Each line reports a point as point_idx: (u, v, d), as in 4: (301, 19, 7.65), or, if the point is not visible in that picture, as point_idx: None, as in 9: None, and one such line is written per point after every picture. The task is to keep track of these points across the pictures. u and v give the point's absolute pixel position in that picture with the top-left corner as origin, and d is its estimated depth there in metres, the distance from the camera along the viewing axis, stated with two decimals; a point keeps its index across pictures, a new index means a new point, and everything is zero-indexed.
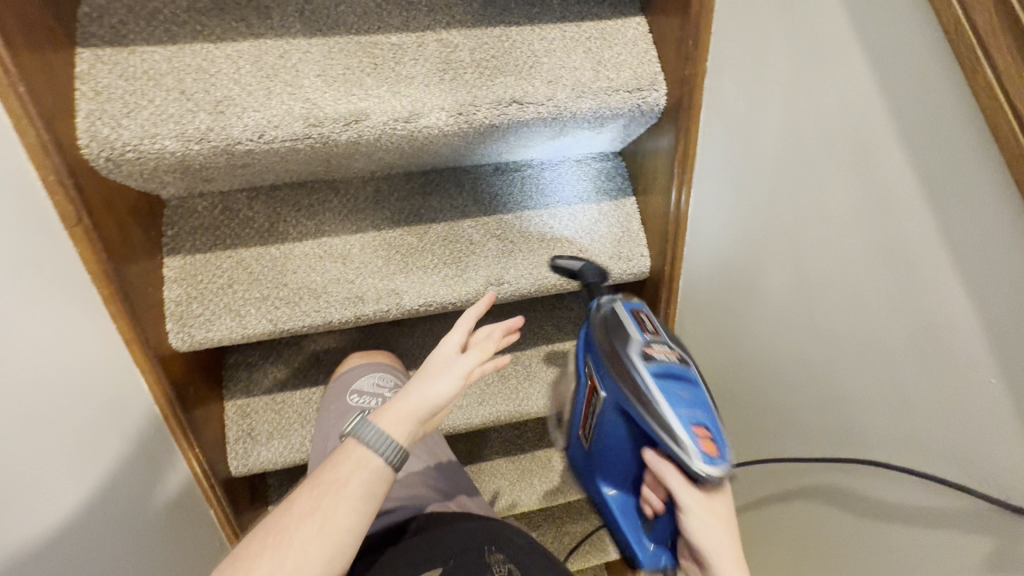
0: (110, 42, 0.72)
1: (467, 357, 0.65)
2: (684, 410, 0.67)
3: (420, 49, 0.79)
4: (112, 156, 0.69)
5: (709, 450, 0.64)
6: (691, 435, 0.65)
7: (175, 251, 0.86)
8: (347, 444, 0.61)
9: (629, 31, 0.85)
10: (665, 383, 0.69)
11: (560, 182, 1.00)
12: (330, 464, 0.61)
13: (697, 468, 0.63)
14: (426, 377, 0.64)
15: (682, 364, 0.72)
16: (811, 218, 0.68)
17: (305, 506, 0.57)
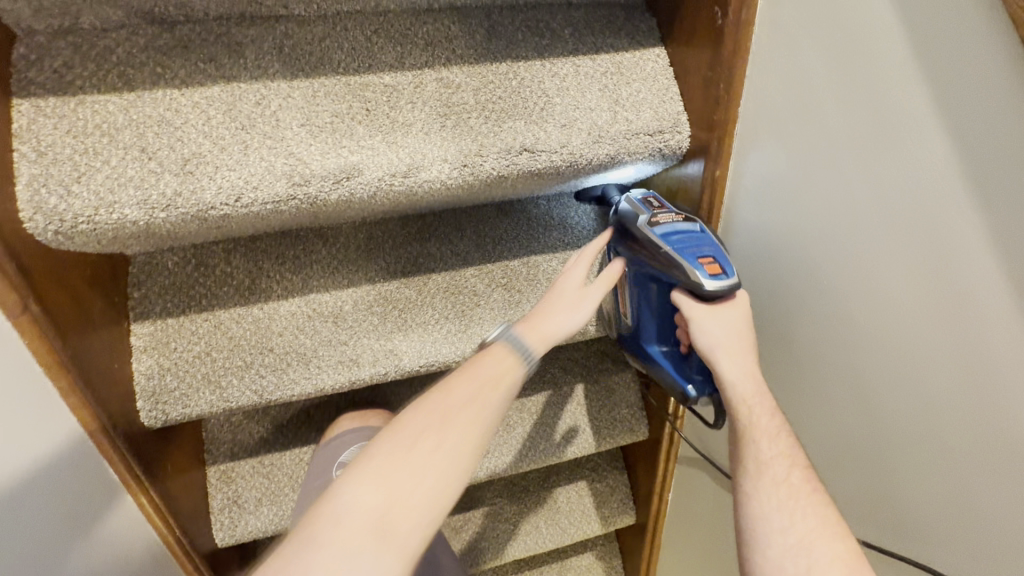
0: (53, 90, 0.61)
1: (601, 283, 0.68)
2: (684, 246, 0.65)
3: (418, 90, 0.70)
4: (62, 229, 0.59)
5: (712, 272, 0.64)
6: (693, 262, 0.64)
7: (143, 315, 0.77)
8: (484, 355, 0.61)
9: (649, 64, 0.77)
10: (669, 228, 0.67)
11: (568, 222, 0.92)
12: (471, 366, 0.60)
13: (702, 286, 0.63)
14: (565, 307, 0.66)
15: (687, 223, 0.68)
16: (829, 209, 0.63)
17: (466, 398, 0.56)
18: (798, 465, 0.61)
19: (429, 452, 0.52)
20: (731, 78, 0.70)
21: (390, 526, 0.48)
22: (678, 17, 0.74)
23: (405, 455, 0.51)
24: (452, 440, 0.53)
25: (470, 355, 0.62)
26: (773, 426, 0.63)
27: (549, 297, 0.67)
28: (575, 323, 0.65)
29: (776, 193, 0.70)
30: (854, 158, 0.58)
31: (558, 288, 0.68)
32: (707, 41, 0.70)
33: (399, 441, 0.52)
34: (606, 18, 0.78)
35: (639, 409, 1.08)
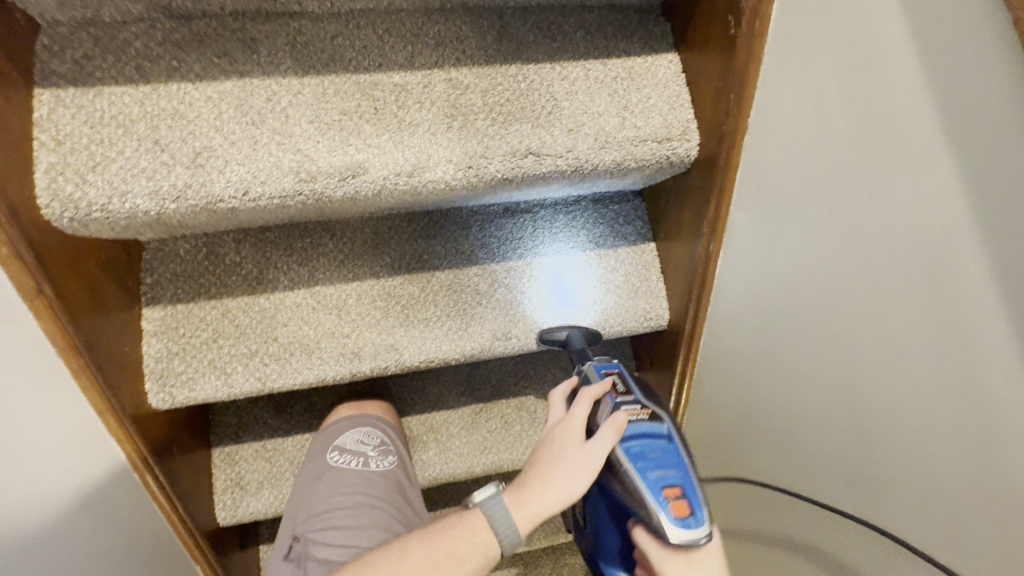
0: (74, 80, 0.63)
1: (601, 443, 0.64)
2: (649, 467, 0.63)
3: (426, 90, 0.70)
4: (77, 216, 0.61)
5: (680, 514, 0.60)
6: (660, 499, 0.61)
7: (155, 301, 0.80)
8: (467, 515, 0.64)
9: (660, 71, 0.76)
10: (635, 446, 0.65)
11: (574, 226, 0.92)
12: (450, 528, 0.64)
13: (670, 538, 0.59)
14: (565, 473, 0.62)
15: (653, 420, 0.67)
16: (831, 218, 0.62)
17: (416, 567, 0.61)
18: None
19: None
20: (742, 87, 0.69)
21: None
22: (692, 24, 0.73)
23: None
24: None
25: (462, 505, 0.67)
26: None
27: (547, 458, 0.65)
28: (580, 489, 0.62)
29: (777, 200, 0.70)
30: (855, 168, 0.58)
31: (556, 446, 0.65)
32: (721, 49, 0.69)
33: None
34: (619, 22, 0.78)
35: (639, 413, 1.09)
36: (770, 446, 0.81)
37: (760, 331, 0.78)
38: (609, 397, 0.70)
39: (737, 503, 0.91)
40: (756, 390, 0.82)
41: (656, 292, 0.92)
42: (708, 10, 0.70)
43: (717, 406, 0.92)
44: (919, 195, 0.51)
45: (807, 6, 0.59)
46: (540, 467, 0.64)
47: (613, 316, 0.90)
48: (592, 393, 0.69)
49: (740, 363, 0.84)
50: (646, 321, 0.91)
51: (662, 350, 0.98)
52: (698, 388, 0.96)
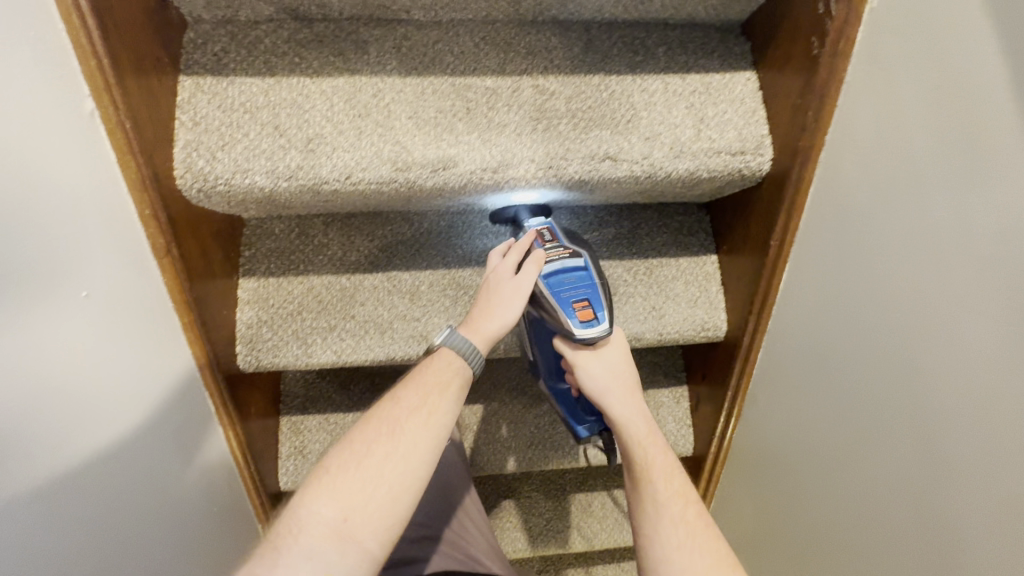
0: (211, 70, 0.72)
1: (529, 274, 0.69)
2: (561, 289, 0.69)
3: (515, 94, 0.76)
4: (205, 188, 0.69)
5: (584, 318, 0.68)
6: (569, 308, 0.68)
7: (250, 272, 0.88)
8: (438, 355, 0.67)
9: (738, 88, 0.79)
10: (551, 275, 0.70)
11: (638, 233, 0.96)
12: (426, 368, 0.67)
13: (575, 335, 0.68)
14: (502, 301, 0.69)
15: (573, 256, 0.71)
16: (904, 232, 0.63)
17: (414, 402, 0.63)
18: (690, 501, 0.68)
19: (375, 461, 0.59)
20: (821, 105, 0.70)
21: (352, 527, 0.56)
22: (773, 44, 0.76)
23: (360, 471, 0.58)
24: (409, 443, 0.60)
25: (426, 353, 0.70)
26: (667, 468, 0.70)
27: (487, 296, 0.70)
28: (516, 313, 0.69)
29: (849, 215, 0.70)
30: (935, 182, 0.58)
31: (492, 283, 0.71)
32: (801, 67, 0.71)
33: (344, 461, 0.59)
34: (700, 40, 0.81)
35: (686, 425, 1.09)
36: (824, 463, 0.80)
37: (825, 348, 0.78)
38: (537, 245, 0.73)
39: (785, 521, 0.90)
40: (814, 407, 0.81)
41: (715, 304, 0.94)
42: (790, 32, 0.73)
43: (773, 422, 0.91)
44: (1001, 210, 0.51)
45: (895, 27, 0.61)
46: (480, 303, 0.71)
47: (671, 324, 0.92)
48: (522, 244, 0.73)
49: (798, 379, 0.84)
50: (703, 330, 0.93)
51: (717, 361, 0.99)
52: (752, 402, 0.96)
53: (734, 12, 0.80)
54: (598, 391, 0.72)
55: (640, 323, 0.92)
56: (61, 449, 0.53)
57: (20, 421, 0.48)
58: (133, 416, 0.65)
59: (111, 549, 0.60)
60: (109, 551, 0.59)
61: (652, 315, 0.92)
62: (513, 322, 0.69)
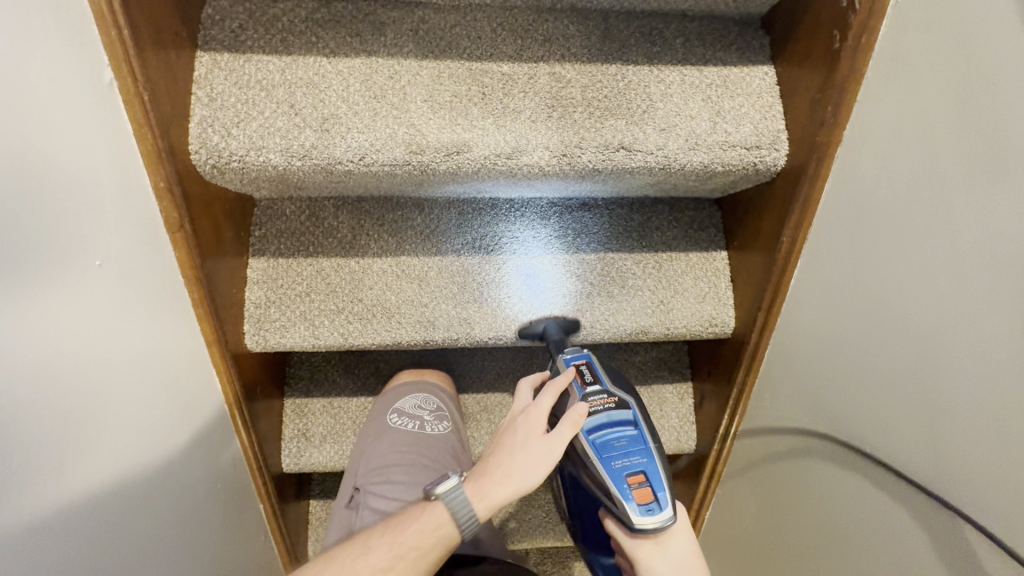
0: (228, 47, 0.72)
1: (558, 436, 0.69)
2: (613, 460, 0.71)
3: (531, 81, 0.76)
4: (219, 163, 0.69)
5: (643, 501, 0.68)
6: (624, 487, 0.69)
7: (260, 253, 0.88)
8: (429, 509, 0.70)
9: (755, 81, 0.79)
10: (600, 438, 0.72)
11: (648, 226, 0.96)
12: (413, 521, 0.70)
13: (632, 522, 0.67)
14: (526, 461, 0.68)
15: (620, 409, 0.74)
16: (923, 229, 0.62)
17: (381, 561, 0.66)
18: None
19: None
20: (841, 100, 0.70)
21: None
22: (793, 37, 0.76)
23: None
24: None
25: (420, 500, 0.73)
26: None
27: (510, 451, 0.69)
28: (535, 480, 0.68)
29: (866, 211, 0.70)
30: (957, 179, 0.58)
31: (519, 433, 0.71)
32: (821, 61, 0.71)
33: None
34: (719, 33, 0.81)
35: (690, 422, 1.09)
36: (831, 461, 0.80)
37: (836, 346, 0.78)
38: (578, 388, 0.76)
39: (788, 519, 0.90)
40: (821, 405, 0.81)
41: (724, 300, 0.93)
42: (811, 27, 0.72)
43: (778, 419, 0.91)
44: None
45: (920, 22, 0.60)
46: (501, 451, 0.70)
47: (679, 318, 0.92)
48: (559, 384, 0.75)
49: (806, 376, 0.84)
50: (710, 326, 0.93)
51: (724, 358, 0.98)
52: (758, 400, 0.95)
53: (754, 5, 0.79)
54: None
55: (647, 317, 0.92)
56: (67, 418, 0.53)
57: (30, 387, 0.49)
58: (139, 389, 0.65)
59: (115, 520, 0.60)
60: (114, 521, 0.59)
61: (660, 309, 0.92)
62: (530, 488, 0.68)
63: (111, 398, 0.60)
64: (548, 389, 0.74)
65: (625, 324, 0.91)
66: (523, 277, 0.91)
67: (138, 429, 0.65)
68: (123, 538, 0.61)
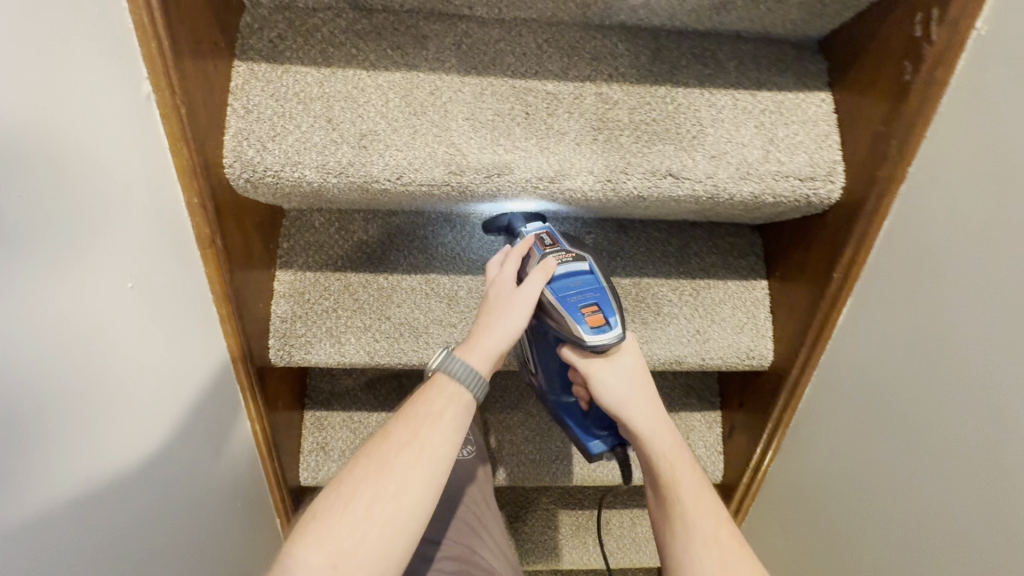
0: (266, 57, 0.70)
1: (531, 281, 0.65)
2: (567, 295, 0.65)
3: (577, 101, 0.73)
4: (253, 178, 0.67)
5: (596, 323, 0.65)
6: (578, 314, 0.65)
7: (287, 265, 0.86)
8: (434, 382, 0.62)
9: (812, 109, 0.75)
10: (556, 281, 0.66)
11: (686, 251, 0.92)
12: (419, 398, 0.61)
13: (585, 341, 0.64)
14: (503, 311, 0.64)
15: (578, 261, 0.68)
16: (990, 279, 0.59)
17: (404, 438, 0.58)
18: (729, 532, 0.65)
19: (361, 506, 0.55)
20: (908, 135, 0.66)
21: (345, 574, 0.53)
22: (855, 65, 0.72)
23: (348, 518, 0.54)
24: (400, 480, 0.56)
25: (421, 384, 0.64)
26: (732, 541, 0.64)
27: (489, 311, 0.65)
28: (519, 322, 0.64)
29: (927, 253, 0.66)
30: None
31: (491, 294, 0.66)
32: (888, 93, 0.67)
33: (332, 504, 0.56)
34: (774, 56, 0.77)
35: (717, 452, 1.06)
36: (868, 510, 0.76)
37: (882, 390, 0.74)
38: (538, 250, 0.69)
39: (819, 564, 0.86)
40: (863, 451, 0.77)
41: (762, 331, 0.90)
42: (878, 55, 0.68)
43: (815, 460, 0.87)
44: None
45: (1003, 58, 0.56)
46: (480, 318, 0.65)
47: (715, 349, 0.89)
48: (519, 245, 0.70)
49: (848, 419, 0.80)
50: (747, 358, 0.89)
51: (760, 391, 0.95)
52: (793, 437, 0.92)
53: (813, 28, 0.75)
54: (616, 403, 0.68)
55: (682, 346, 0.88)
56: (95, 449, 0.52)
57: (57, 416, 0.47)
58: (164, 409, 0.63)
59: (133, 547, 0.58)
60: (132, 548, 0.58)
61: (696, 339, 0.88)
62: (519, 332, 0.64)
63: (139, 423, 0.59)
64: (511, 253, 0.69)
65: (660, 353, 0.88)
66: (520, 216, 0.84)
67: (160, 450, 0.63)
68: (139, 564, 0.59)
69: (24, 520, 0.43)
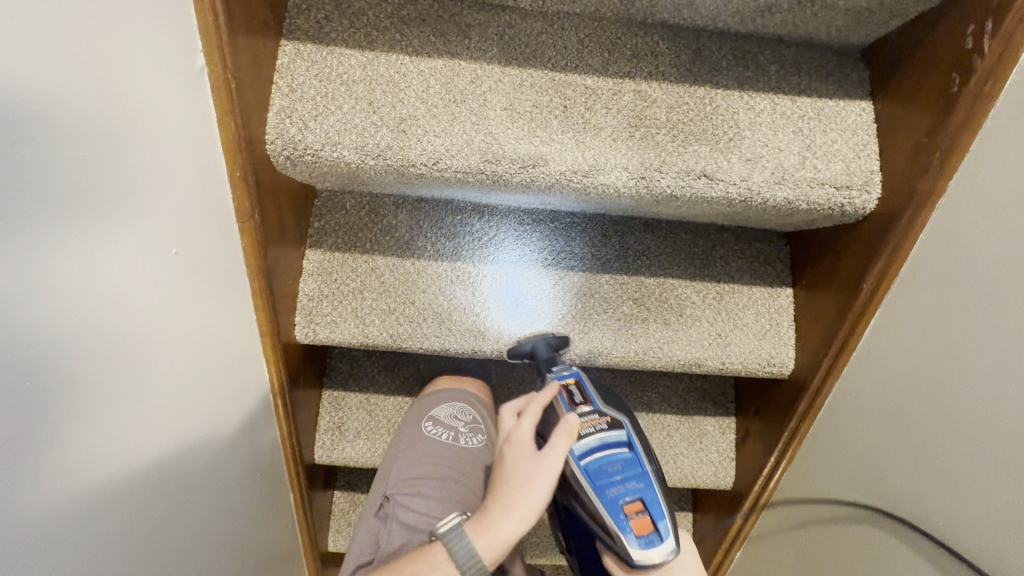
0: (312, 38, 0.71)
1: (552, 451, 0.63)
2: (609, 490, 0.65)
3: (615, 97, 0.73)
4: (292, 155, 0.68)
5: (642, 532, 0.64)
6: (622, 519, 0.64)
7: (317, 245, 0.87)
8: (436, 544, 0.69)
9: (851, 117, 0.75)
10: (593, 464, 0.66)
11: (712, 255, 0.92)
12: (419, 556, 0.69)
13: (632, 556, 0.63)
14: (522, 486, 0.63)
15: (613, 429, 0.69)
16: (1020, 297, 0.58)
17: None
18: None
19: None
20: (950, 148, 0.65)
21: None
22: (900, 74, 0.71)
23: None
24: None
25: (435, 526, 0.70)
26: None
27: (507, 484, 0.64)
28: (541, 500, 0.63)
29: (962, 269, 0.65)
30: None
31: (509, 459, 0.66)
32: (932, 104, 0.66)
33: None
34: (816, 62, 0.77)
35: (729, 458, 1.06)
36: (881, 524, 0.76)
37: (905, 404, 0.73)
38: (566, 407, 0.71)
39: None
40: (878, 465, 0.77)
41: (785, 340, 0.89)
42: (926, 65, 0.68)
43: (831, 471, 0.87)
44: None
45: None
46: (499, 490, 0.65)
47: (736, 354, 0.88)
48: (542, 400, 0.70)
49: (868, 433, 0.79)
50: (767, 365, 0.89)
51: (778, 399, 0.94)
52: (810, 447, 0.91)
53: (858, 36, 0.75)
54: None
55: (703, 349, 0.88)
56: (131, 407, 0.53)
57: (99, 371, 0.48)
58: (194, 377, 0.65)
59: (160, 507, 0.60)
60: (157, 508, 0.59)
61: (718, 343, 0.88)
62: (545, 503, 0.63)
63: (172, 386, 0.60)
64: (529, 407, 0.69)
65: (680, 355, 0.88)
66: (496, 234, 0.90)
67: (189, 416, 0.65)
68: (164, 524, 0.61)
69: (65, 466, 0.45)
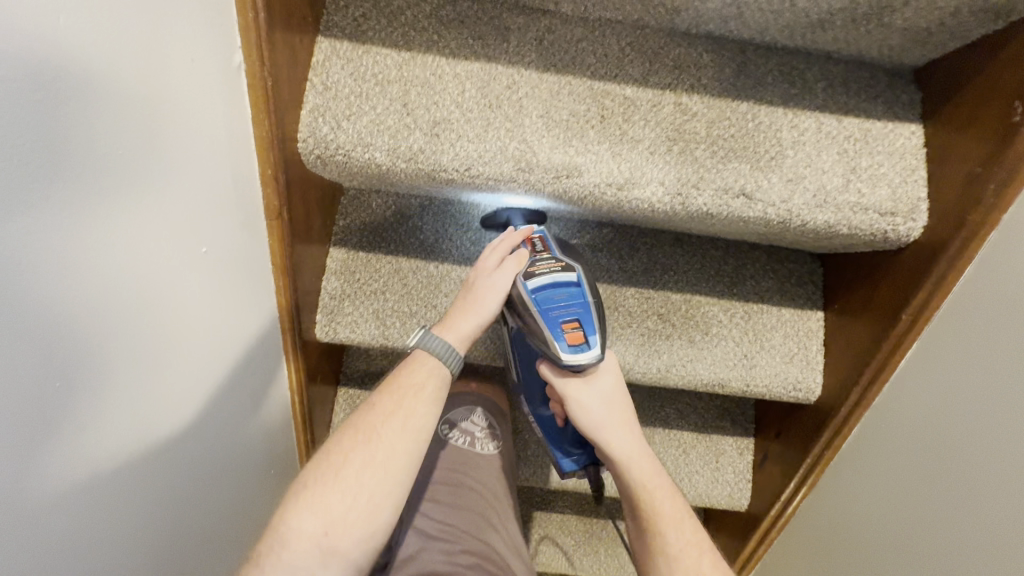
0: (349, 36, 0.70)
1: (508, 270, 0.68)
2: (551, 308, 0.66)
3: (655, 109, 0.71)
4: (324, 155, 0.67)
5: (575, 342, 0.65)
6: (559, 331, 0.65)
7: (341, 243, 0.86)
8: (412, 355, 0.67)
9: (900, 140, 0.72)
10: (542, 294, 0.66)
11: (742, 273, 0.90)
12: (398, 372, 0.66)
13: (563, 360, 0.65)
14: (481, 296, 0.68)
15: (567, 270, 0.69)
16: None
17: (387, 413, 0.62)
18: (705, 550, 0.66)
19: (349, 475, 0.59)
20: (1006, 180, 0.63)
21: (330, 545, 0.56)
22: (955, 98, 0.68)
23: (330, 491, 0.58)
24: (382, 454, 0.60)
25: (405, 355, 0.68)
26: (693, 537, 0.66)
27: (465, 295, 0.69)
28: (497, 303, 0.68)
29: (1006, 306, 0.63)
30: None
31: (471, 279, 0.70)
32: (991, 132, 0.63)
33: (323, 474, 0.59)
34: (865, 80, 0.74)
35: (745, 479, 1.04)
36: (899, 562, 0.74)
37: (935, 442, 0.71)
38: (523, 246, 0.71)
39: None
40: (903, 502, 0.75)
41: (813, 364, 0.87)
42: (985, 91, 0.64)
43: (853, 503, 0.84)
44: None
45: None
46: (460, 301, 0.69)
47: (762, 377, 0.86)
48: (512, 240, 0.71)
49: (895, 467, 0.77)
50: (793, 390, 0.87)
51: (803, 425, 0.92)
52: (832, 476, 0.89)
53: (912, 56, 0.72)
54: (593, 426, 0.69)
55: (728, 369, 0.86)
56: (155, 405, 0.54)
57: (127, 369, 0.49)
58: (215, 374, 0.65)
59: (176, 503, 0.60)
60: (174, 503, 0.59)
61: (743, 364, 0.86)
62: (493, 317, 0.68)
63: (194, 383, 0.61)
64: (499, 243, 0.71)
65: (704, 374, 0.86)
66: None
67: (208, 413, 0.65)
68: (179, 519, 0.61)
69: (90, 466, 0.45)
